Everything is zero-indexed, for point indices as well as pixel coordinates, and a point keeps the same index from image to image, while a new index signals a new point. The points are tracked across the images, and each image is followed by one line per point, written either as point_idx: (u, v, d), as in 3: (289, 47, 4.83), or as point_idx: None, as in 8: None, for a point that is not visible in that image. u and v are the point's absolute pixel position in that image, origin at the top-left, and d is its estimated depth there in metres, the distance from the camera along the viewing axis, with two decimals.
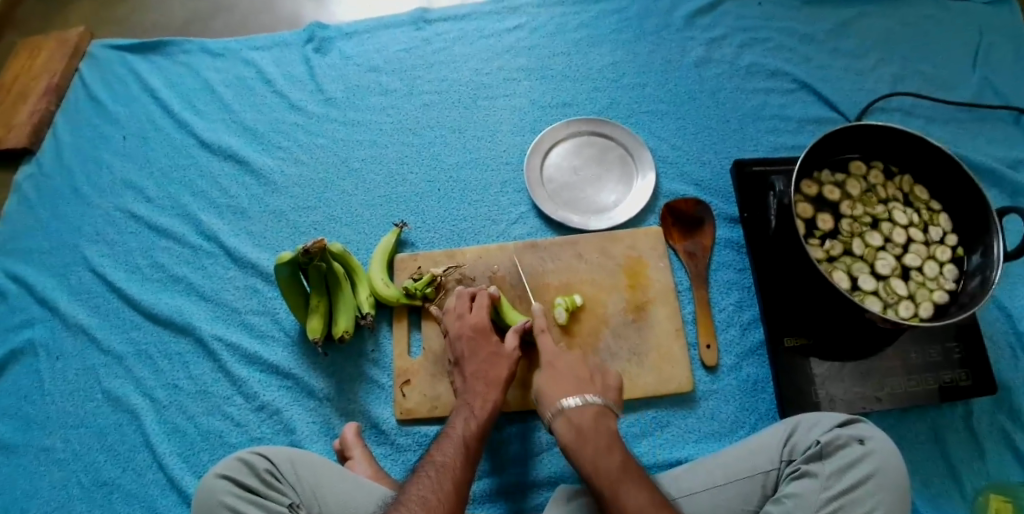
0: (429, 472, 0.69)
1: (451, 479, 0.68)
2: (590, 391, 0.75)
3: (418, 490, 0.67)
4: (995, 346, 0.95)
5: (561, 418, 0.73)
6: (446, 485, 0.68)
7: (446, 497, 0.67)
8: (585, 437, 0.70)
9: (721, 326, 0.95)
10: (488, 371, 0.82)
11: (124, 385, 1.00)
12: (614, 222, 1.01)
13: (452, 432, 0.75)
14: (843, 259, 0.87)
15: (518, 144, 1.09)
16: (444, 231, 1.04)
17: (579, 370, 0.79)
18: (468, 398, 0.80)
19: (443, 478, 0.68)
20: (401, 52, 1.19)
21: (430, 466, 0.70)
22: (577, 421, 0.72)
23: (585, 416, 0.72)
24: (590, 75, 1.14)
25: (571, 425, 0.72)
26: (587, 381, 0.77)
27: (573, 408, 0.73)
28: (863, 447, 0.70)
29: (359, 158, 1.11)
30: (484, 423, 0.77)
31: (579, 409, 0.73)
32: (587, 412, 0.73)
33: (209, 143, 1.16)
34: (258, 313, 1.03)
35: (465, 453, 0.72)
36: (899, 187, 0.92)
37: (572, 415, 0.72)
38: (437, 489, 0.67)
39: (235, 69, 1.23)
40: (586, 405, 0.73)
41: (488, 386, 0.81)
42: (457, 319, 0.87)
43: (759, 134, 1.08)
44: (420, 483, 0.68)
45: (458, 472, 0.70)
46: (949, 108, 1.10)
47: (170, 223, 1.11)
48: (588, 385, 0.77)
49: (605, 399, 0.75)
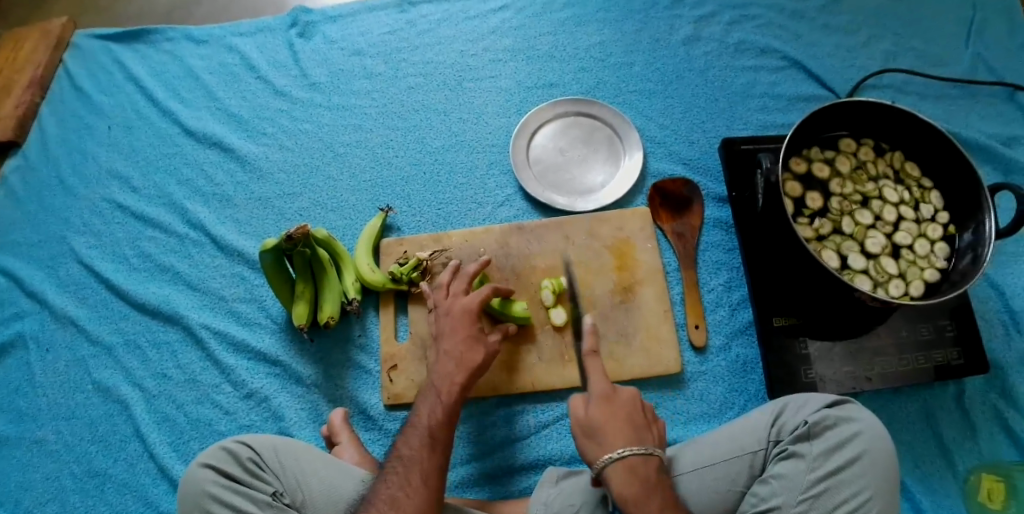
0: (396, 469, 0.69)
1: (418, 474, 0.68)
2: (649, 439, 0.70)
3: (387, 487, 0.68)
4: (987, 324, 0.94)
5: (619, 463, 0.67)
6: (415, 480, 0.68)
7: (416, 491, 0.67)
8: (649, 490, 0.66)
9: (710, 306, 0.93)
10: (462, 353, 0.79)
11: (114, 376, 1.00)
12: (600, 203, 0.99)
13: (418, 421, 0.74)
14: (833, 237, 0.86)
15: (505, 125, 1.08)
16: (430, 214, 1.02)
17: (632, 409, 0.73)
18: (435, 380, 0.77)
19: (409, 472, 0.68)
20: (386, 34, 1.17)
21: (397, 462, 0.70)
22: (641, 471, 0.67)
23: (652, 468, 0.68)
24: (577, 54, 1.12)
25: (632, 475, 0.67)
26: (644, 426, 0.72)
27: (636, 458, 0.67)
28: (852, 428, 0.69)
29: (344, 142, 1.09)
30: (450, 404, 0.75)
31: (646, 458, 0.68)
32: (651, 462, 0.68)
33: (194, 131, 1.14)
34: (245, 301, 1.02)
35: (432, 442, 0.71)
36: (890, 164, 0.91)
37: (635, 465, 0.67)
38: (406, 485, 0.67)
39: (220, 56, 1.21)
40: (652, 455, 0.69)
41: (457, 368, 0.78)
42: (450, 297, 0.84)
43: (748, 112, 1.07)
44: (389, 480, 0.68)
45: (425, 463, 0.69)
46: (941, 84, 1.09)
47: (156, 212, 1.10)
48: (645, 430, 0.71)
49: (660, 449, 0.71)
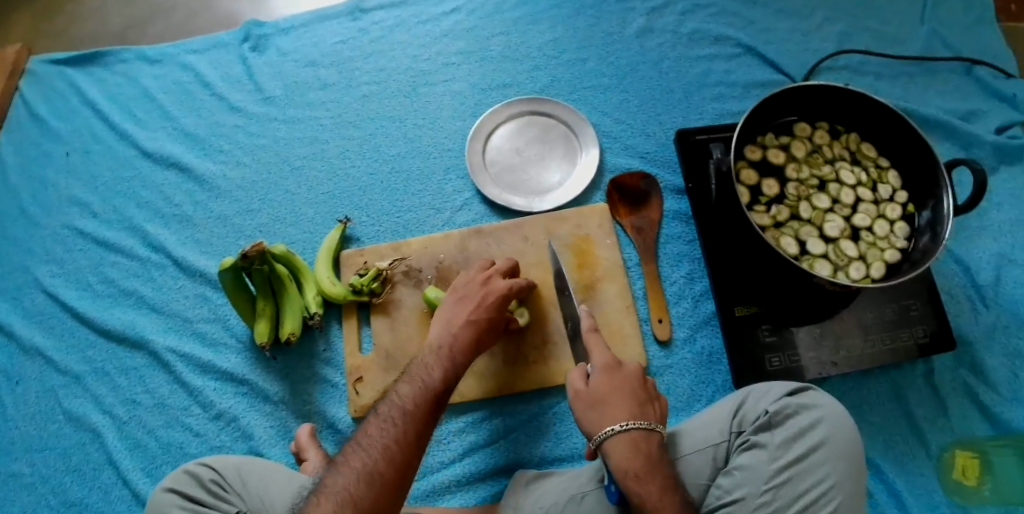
0: (393, 416, 0.65)
1: (414, 428, 0.64)
2: (651, 415, 0.69)
3: (380, 434, 0.63)
4: (953, 299, 0.94)
5: (617, 438, 0.66)
6: (409, 431, 0.64)
7: (409, 444, 0.63)
8: (650, 468, 0.64)
9: (673, 300, 0.93)
10: (472, 326, 0.77)
11: (84, 404, 0.98)
12: (558, 202, 0.99)
13: (421, 375, 0.70)
14: (791, 223, 0.85)
15: (461, 129, 1.07)
16: (389, 223, 1.02)
17: (638, 383, 0.71)
18: (450, 343, 0.74)
19: (404, 420, 0.64)
20: (338, 44, 1.15)
21: (395, 411, 0.65)
22: (643, 445, 0.66)
23: (654, 445, 0.67)
24: (530, 53, 1.11)
25: (632, 449, 0.65)
26: (646, 400, 0.70)
27: (639, 433, 0.66)
28: (814, 415, 0.67)
29: (301, 155, 1.08)
30: (453, 364, 0.72)
31: (647, 434, 0.67)
32: (653, 439, 0.67)
33: (152, 152, 1.13)
34: (209, 322, 1.01)
35: (432, 400, 0.67)
36: (846, 146, 0.90)
37: (637, 438, 0.66)
38: (400, 434, 0.63)
39: (174, 74, 1.20)
40: (653, 431, 0.67)
41: (468, 338, 0.75)
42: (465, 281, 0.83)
43: (704, 102, 1.06)
44: (385, 427, 0.64)
45: (422, 420, 0.65)
46: (896, 63, 1.09)
47: (118, 236, 1.09)
48: (648, 405, 0.70)
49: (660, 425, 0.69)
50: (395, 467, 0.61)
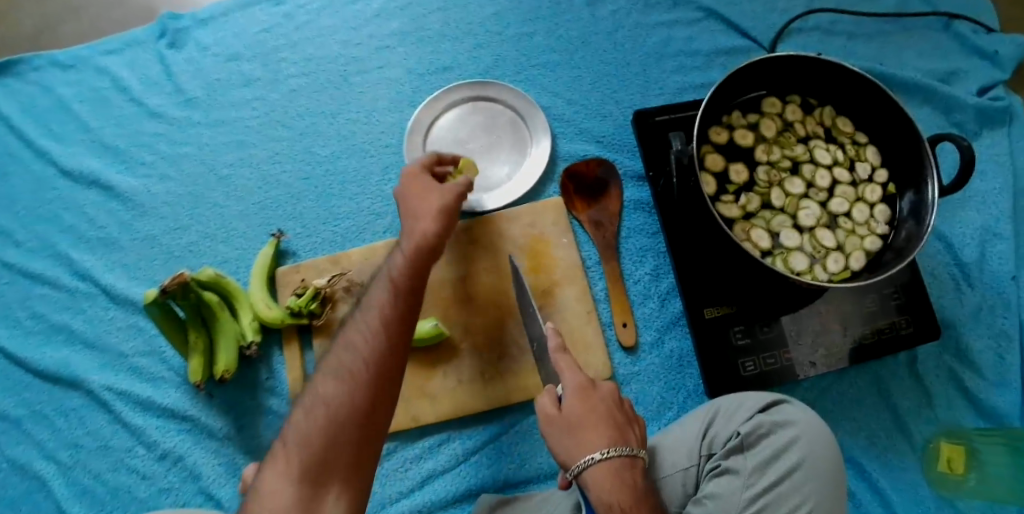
0: (361, 317, 0.61)
1: (384, 320, 0.59)
2: (630, 440, 0.62)
3: (352, 337, 0.59)
4: (936, 280, 0.87)
5: (597, 467, 0.59)
6: (378, 326, 0.59)
7: (380, 339, 0.58)
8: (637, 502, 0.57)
9: (638, 300, 0.86)
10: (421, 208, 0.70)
11: (27, 450, 0.90)
12: (508, 198, 0.90)
13: (384, 273, 0.65)
14: (762, 213, 0.78)
15: (399, 121, 0.99)
16: (326, 234, 0.94)
17: (614, 404, 0.64)
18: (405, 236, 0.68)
19: (375, 319, 0.60)
20: (262, 33, 1.05)
21: (363, 313, 0.61)
22: (627, 476, 0.59)
23: (640, 477, 0.60)
24: (471, 30, 1.01)
25: (616, 481, 0.58)
26: (623, 424, 0.63)
27: (623, 462, 0.60)
28: (788, 434, 0.61)
29: (228, 163, 0.99)
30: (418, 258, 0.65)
31: (631, 463, 0.60)
32: (636, 468, 0.60)
33: (70, 170, 1.02)
34: (145, 355, 0.93)
35: (405, 295, 0.62)
36: (820, 121, 0.82)
37: (621, 467, 0.59)
38: (369, 332, 0.59)
39: (90, 79, 1.08)
40: (636, 459, 0.61)
41: (421, 222, 0.68)
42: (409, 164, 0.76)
43: (664, 74, 0.98)
44: (355, 329, 0.59)
45: (394, 314, 0.60)
46: (869, 21, 1.00)
47: (44, 267, 0.98)
48: (627, 429, 0.63)
49: (639, 451, 0.62)
50: (375, 369, 0.56)
